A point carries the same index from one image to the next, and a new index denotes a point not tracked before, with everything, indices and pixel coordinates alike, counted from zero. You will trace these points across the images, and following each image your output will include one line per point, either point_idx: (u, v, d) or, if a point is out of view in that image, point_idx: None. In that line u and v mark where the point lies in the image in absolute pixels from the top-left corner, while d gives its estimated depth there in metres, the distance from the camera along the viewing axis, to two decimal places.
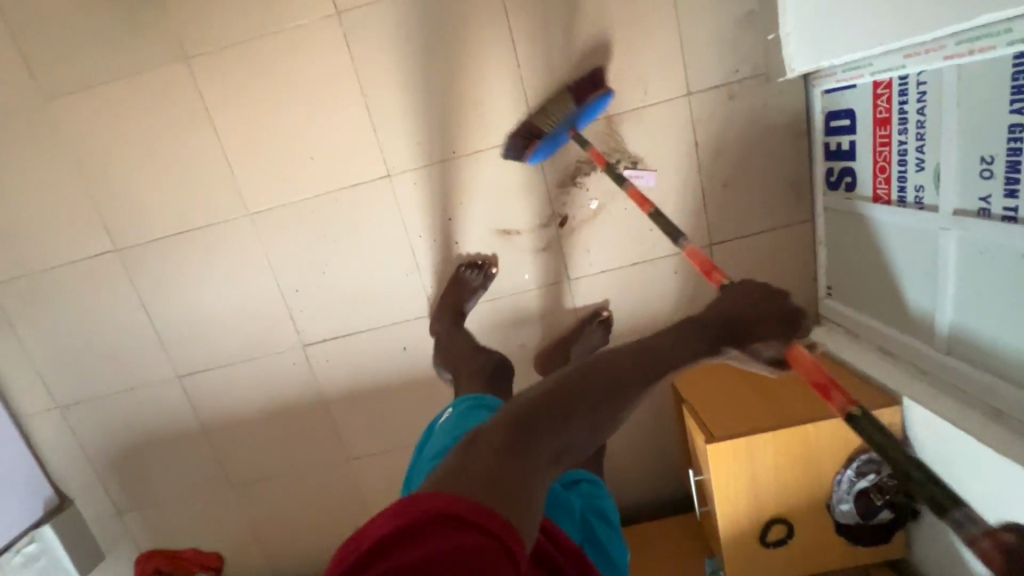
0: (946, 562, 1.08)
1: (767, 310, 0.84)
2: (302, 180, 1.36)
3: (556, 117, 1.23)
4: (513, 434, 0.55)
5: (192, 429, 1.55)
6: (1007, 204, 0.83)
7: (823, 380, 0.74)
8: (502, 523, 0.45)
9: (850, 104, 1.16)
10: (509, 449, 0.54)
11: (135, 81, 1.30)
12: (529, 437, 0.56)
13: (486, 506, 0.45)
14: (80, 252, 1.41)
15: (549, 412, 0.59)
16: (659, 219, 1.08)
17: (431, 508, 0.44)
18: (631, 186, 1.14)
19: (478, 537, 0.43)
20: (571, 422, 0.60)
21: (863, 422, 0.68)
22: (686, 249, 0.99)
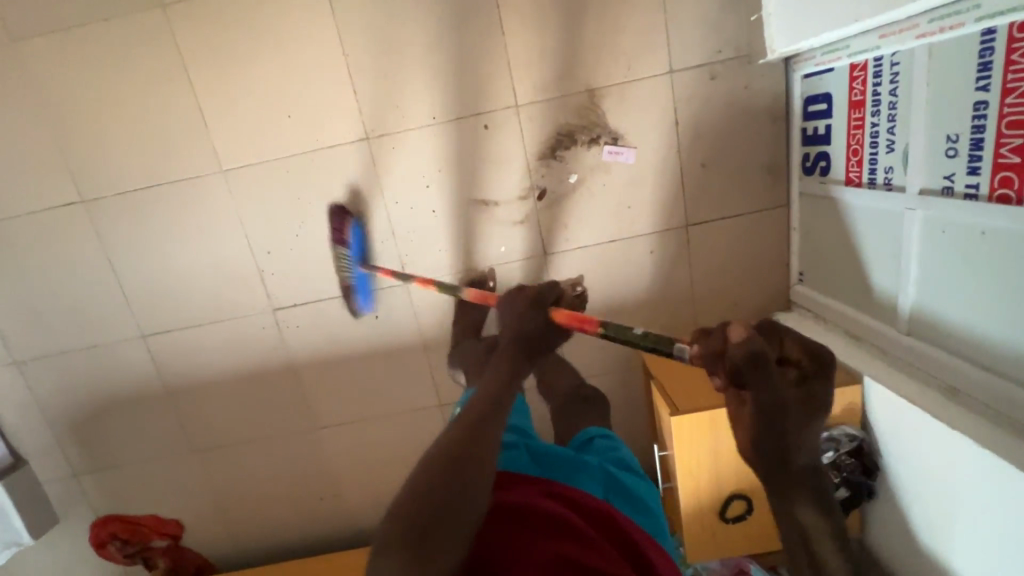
0: (899, 540, 1.10)
1: (536, 320, 0.83)
2: (278, 139, 1.33)
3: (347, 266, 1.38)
4: (412, 513, 0.51)
5: (155, 391, 1.51)
6: (970, 181, 0.85)
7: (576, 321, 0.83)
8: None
9: (828, 89, 1.18)
10: (415, 528, 0.50)
11: (108, 26, 1.26)
12: (431, 505, 0.52)
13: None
14: (46, 202, 1.37)
15: (442, 471, 0.55)
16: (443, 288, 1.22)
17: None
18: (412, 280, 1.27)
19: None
20: (464, 465, 0.56)
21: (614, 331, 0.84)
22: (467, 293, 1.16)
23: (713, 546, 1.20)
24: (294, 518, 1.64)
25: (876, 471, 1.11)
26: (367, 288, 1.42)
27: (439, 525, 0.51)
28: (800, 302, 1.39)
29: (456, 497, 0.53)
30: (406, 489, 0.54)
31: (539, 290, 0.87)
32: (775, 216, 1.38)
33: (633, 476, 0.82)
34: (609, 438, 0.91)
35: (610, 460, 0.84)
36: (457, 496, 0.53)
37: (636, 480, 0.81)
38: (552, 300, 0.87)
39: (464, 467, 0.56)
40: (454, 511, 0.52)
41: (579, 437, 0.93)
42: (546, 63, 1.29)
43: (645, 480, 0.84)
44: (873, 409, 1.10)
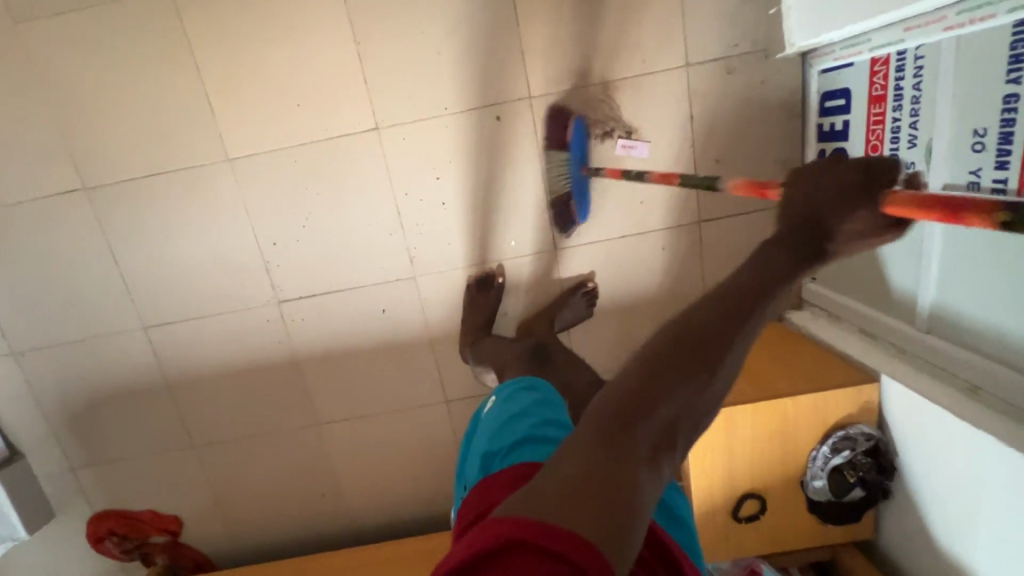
0: (915, 540, 1.09)
1: (850, 202, 0.56)
2: (286, 128, 1.31)
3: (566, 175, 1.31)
4: (614, 413, 0.47)
5: (156, 384, 1.49)
6: (997, 176, 0.84)
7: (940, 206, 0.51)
8: (565, 539, 0.39)
9: (847, 84, 1.16)
10: (616, 427, 0.47)
11: (115, 10, 1.23)
12: (636, 409, 0.47)
13: (541, 521, 0.41)
14: (46, 188, 1.34)
15: (655, 377, 0.49)
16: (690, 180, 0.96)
17: (493, 537, 0.42)
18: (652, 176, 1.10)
19: (546, 559, 0.39)
20: (682, 378, 0.49)
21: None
22: (734, 184, 0.83)
23: (726, 546, 1.19)
24: (295, 516, 1.62)
25: (893, 472, 1.10)
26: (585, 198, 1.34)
27: (640, 438, 0.46)
28: (811, 301, 1.38)
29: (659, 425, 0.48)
30: (611, 386, 0.50)
31: (877, 165, 0.56)
32: None
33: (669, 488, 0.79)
34: None
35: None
36: (662, 415, 0.48)
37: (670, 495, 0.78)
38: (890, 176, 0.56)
39: (684, 383, 0.49)
40: (654, 435, 0.47)
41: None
42: (561, 54, 1.27)
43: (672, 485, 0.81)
44: (889, 408, 1.09)
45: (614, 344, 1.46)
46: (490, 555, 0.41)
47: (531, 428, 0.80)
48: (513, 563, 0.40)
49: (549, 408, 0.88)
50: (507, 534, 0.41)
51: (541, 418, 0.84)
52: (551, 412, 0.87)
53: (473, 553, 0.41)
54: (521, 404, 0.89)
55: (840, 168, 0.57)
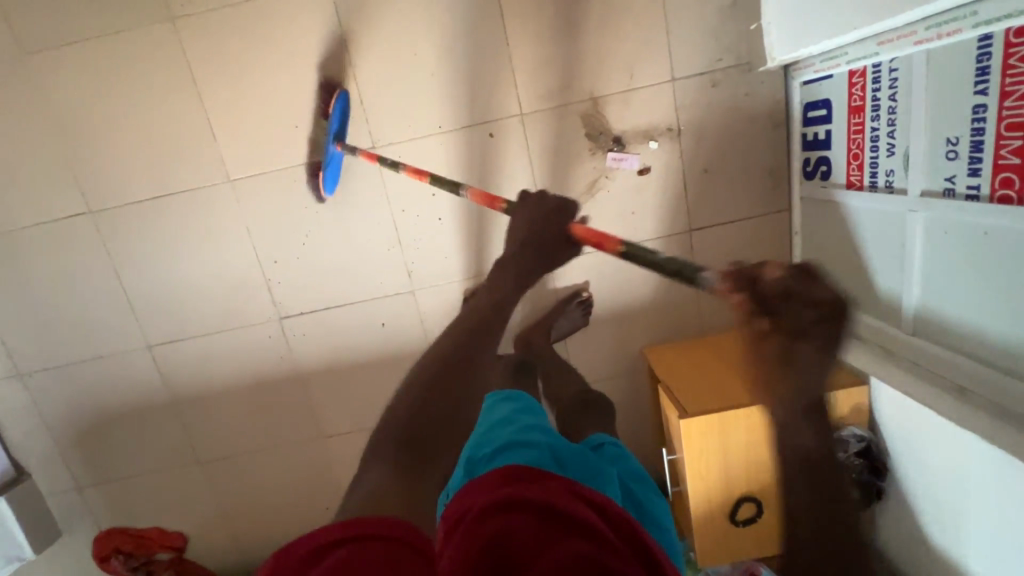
0: (909, 540, 1.11)
1: (556, 224, 0.86)
2: (285, 148, 1.35)
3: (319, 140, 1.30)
4: (391, 447, 0.62)
5: (160, 401, 1.51)
6: (971, 182, 0.87)
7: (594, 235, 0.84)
8: (405, 529, 0.49)
9: (827, 95, 1.20)
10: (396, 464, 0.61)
11: (118, 39, 1.28)
12: (408, 438, 0.63)
13: (381, 519, 0.49)
14: (53, 212, 1.37)
15: (420, 409, 0.65)
16: (441, 182, 1.13)
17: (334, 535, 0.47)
18: (404, 167, 1.19)
19: (387, 542, 0.47)
20: (439, 398, 0.67)
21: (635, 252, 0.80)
22: (470, 192, 1.03)
23: (724, 550, 1.20)
24: (298, 530, 1.63)
25: (886, 472, 1.12)
26: (338, 167, 1.34)
27: (414, 455, 0.62)
28: None
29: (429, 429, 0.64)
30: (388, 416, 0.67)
31: (560, 201, 0.88)
32: (777, 220, 1.41)
33: (647, 491, 0.82)
34: (619, 447, 0.87)
35: (623, 470, 0.83)
36: (428, 430, 0.64)
37: (648, 498, 0.81)
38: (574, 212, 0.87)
39: (442, 394, 0.67)
40: (426, 450, 0.62)
41: (590, 438, 0.88)
42: (550, 71, 1.31)
43: (658, 495, 0.83)
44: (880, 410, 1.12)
45: (611, 352, 1.48)
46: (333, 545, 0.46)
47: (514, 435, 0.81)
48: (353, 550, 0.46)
49: (531, 413, 0.89)
50: (348, 530, 0.48)
51: (523, 424, 0.84)
52: (533, 417, 0.88)
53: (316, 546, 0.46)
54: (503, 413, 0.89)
55: (541, 199, 0.88)
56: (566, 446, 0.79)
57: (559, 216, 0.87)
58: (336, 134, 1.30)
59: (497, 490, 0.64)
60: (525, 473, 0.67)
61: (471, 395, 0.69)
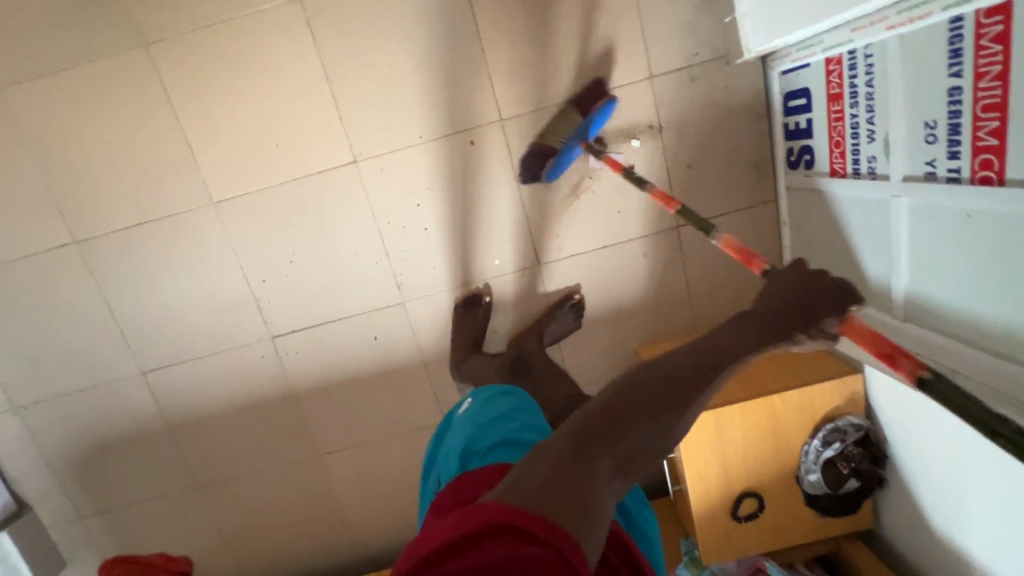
0: (911, 527, 1.10)
1: (807, 279, 0.78)
2: (268, 168, 1.34)
3: (566, 133, 1.26)
4: (574, 434, 0.51)
5: (157, 427, 1.51)
6: (951, 165, 0.86)
7: (886, 348, 0.70)
8: (563, 537, 0.41)
9: (806, 83, 1.19)
10: (574, 453, 0.49)
11: (93, 68, 1.27)
12: (596, 435, 0.51)
13: (533, 513, 0.42)
14: (37, 245, 1.37)
15: (618, 409, 0.55)
16: (688, 214, 1.05)
17: (479, 520, 0.41)
18: (653, 187, 1.13)
19: (539, 548, 0.39)
20: (648, 415, 0.55)
21: (937, 384, 0.65)
22: (722, 240, 0.96)
23: (728, 546, 1.19)
24: (302, 548, 1.62)
25: (884, 460, 1.11)
26: (568, 161, 1.31)
27: (594, 464, 0.49)
28: None
29: (627, 447, 0.53)
30: (574, 419, 0.54)
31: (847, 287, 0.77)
32: (763, 212, 1.41)
33: (638, 505, 0.79)
34: None
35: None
36: (621, 443, 0.53)
37: (637, 509, 0.78)
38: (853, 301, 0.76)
39: (648, 415, 0.56)
40: (610, 459, 0.51)
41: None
42: (528, 76, 1.31)
43: (644, 504, 0.81)
44: (875, 397, 1.10)
45: (605, 353, 1.48)
46: (470, 536, 0.40)
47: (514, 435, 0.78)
48: (496, 544, 0.39)
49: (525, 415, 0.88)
50: (496, 520, 0.41)
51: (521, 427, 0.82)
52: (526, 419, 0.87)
53: (458, 533, 0.40)
54: (501, 412, 0.88)
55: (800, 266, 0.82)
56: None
57: (840, 296, 0.76)
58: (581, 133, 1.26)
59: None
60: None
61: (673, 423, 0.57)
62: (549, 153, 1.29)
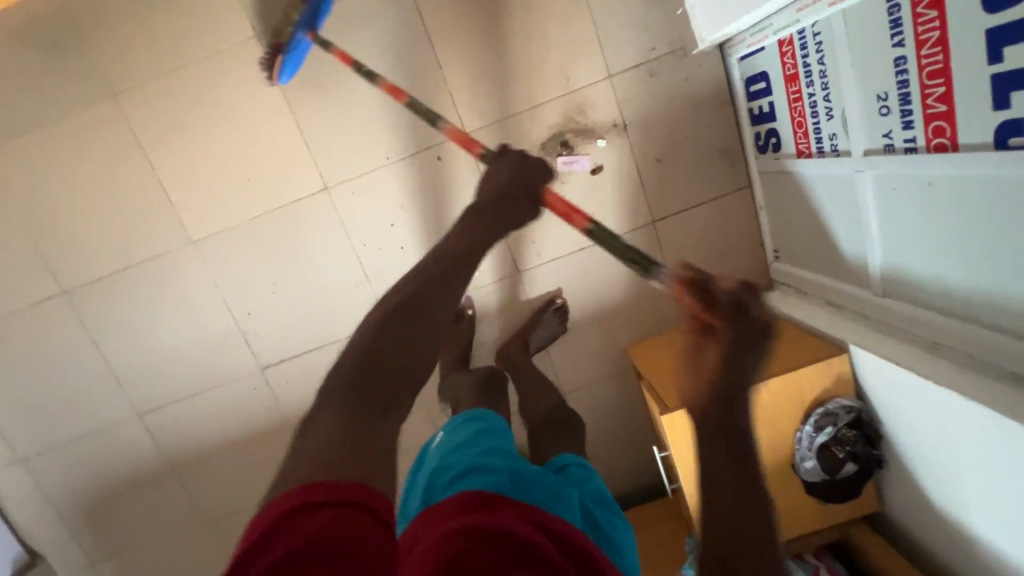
0: (917, 509, 1.06)
1: (529, 182, 0.79)
2: (241, 202, 1.36)
3: (290, 22, 1.14)
4: (345, 385, 0.51)
5: (157, 466, 1.52)
6: (907, 136, 0.85)
7: (565, 209, 0.83)
8: (359, 489, 0.45)
9: (763, 67, 1.19)
10: (351, 395, 0.51)
11: (65, 122, 1.31)
12: (369, 367, 0.52)
13: (322, 482, 0.45)
14: (28, 298, 1.40)
15: (377, 337, 0.54)
16: (416, 108, 1.08)
17: (274, 514, 0.44)
18: (449, 129, 0.99)
19: (334, 511, 0.43)
20: (402, 325, 0.55)
21: (598, 234, 0.83)
22: (448, 130, 1.01)
23: None
24: None
25: (879, 440, 1.08)
26: (298, 56, 1.22)
27: (371, 399, 0.51)
28: (780, 279, 1.39)
29: (394, 369, 0.53)
30: (340, 364, 0.54)
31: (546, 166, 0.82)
32: (739, 199, 1.39)
33: (612, 516, 0.74)
34: (585, 467, 0.82)
35: (584, 490, 0.76)
36: (382, 367, 0.53)
37: (609, 521, 0.72)
38: (546, 180, 0.81)
39: (403, 325, 0.55)
40: (388, 389, 0.52)
41: (556, 461, 0.85)
42: (487, 87, 1.32)
43: (623, 518, 0.76)
44: (864, 376, 1.08)
45: (595, 355, 1.47)
46: (283, 520, 0.43)
47: (477, 456, 0.72)
48: (298, 527, 0.43)
49: (494, 437, 0.80)
50: (306, 499, 0.44)
51: (487, 445, 0.76)
52: (494, 440, 0.79)
53: (272, 519, 0.43)
54: (466, 435, 0.81)
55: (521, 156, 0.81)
56: (528, 466, 0.71)
57: (536, 179, 0.80)
58: (306, 23, 1.16)
59: (445, 523, 0.56)
60: (480, 500, 0.59)
61: (430, 326, 0.56)
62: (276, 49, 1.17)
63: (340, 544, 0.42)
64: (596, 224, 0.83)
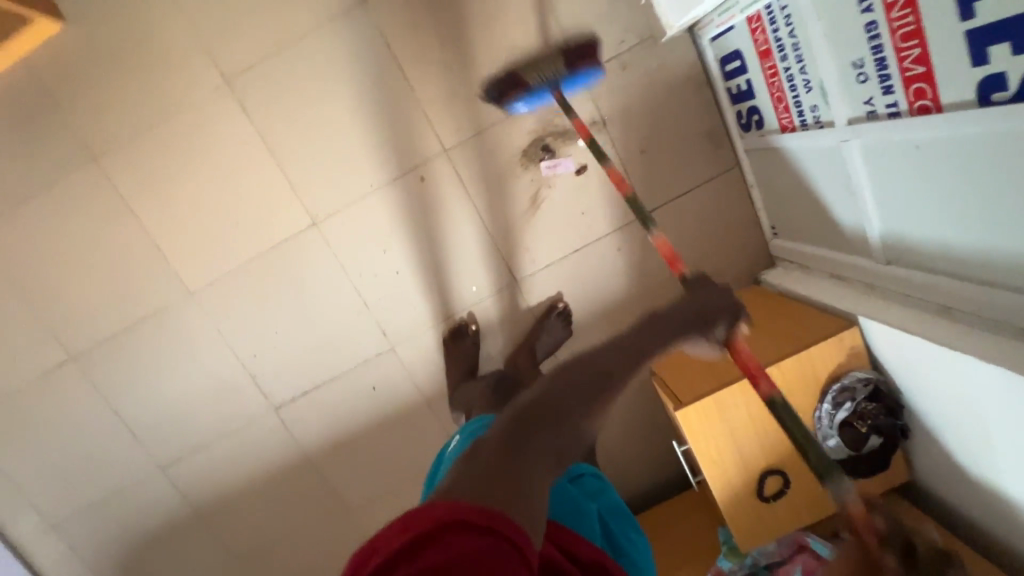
0: (948, 476, 1.04)
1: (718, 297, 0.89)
2: (233, 248, 1.37)
3: (544, 74, 1.22)
4: (516, 421, 0.55)
5: (185, 517, 1.53)
6: (888, 101, 0.83)
7: (754, 367, 0.85)
8: (512, 524, 0.43)
9: (735, 46, 1.17)
10: (519, 435, 0.53)
11: (51, 192, 1.32)
12: (530, 424, 0.54)
13: (488, 507, 0.43)
14: (39, 368, 1.42)
15: (557, 395, 0.59)
16: (633, 202, 1.10)
17: (443, 515, 0.42)
18: (660, 236, 1.03)
19: (496, 541, 0.41)
20: (582, 395, 0.60)
21: (784, 408, 0.80)
22: (657, 239, 1.04)
23: (763, 529, 1.14)
24: None
25: (901, 410, 1.05)
26: (535, 103, 1.29)
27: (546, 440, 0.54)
28: (782, 256, 1.37)
29: (567, 435, 0.56)
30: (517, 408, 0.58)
31: (733, 305, 0.89)
32: (728, 181, 1.37)
33: (627, 529, 0.75)
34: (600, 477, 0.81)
35: (601, 505, 0.74)
36: (562, 428, 0.56)
37: (626, 535, 0.74)
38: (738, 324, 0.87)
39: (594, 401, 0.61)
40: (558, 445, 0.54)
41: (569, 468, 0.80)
42: (461, 101, 1.31)
43: (636, 528, 0.77)
44: (876, 347, 1.06)
45: None
46: (431, 534, 0.41)
47: None
48: (460, 541, 0.40)
49: None
50: (454, 516, 0.42)
51: None
52: None
53: (413, 532, 0.41)
54: None
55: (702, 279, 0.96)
56: None
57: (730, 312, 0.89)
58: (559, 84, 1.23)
59: None
60: None
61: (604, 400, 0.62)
62: (519, 87, 1.24)
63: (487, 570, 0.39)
64: (780, 397, 0.81)
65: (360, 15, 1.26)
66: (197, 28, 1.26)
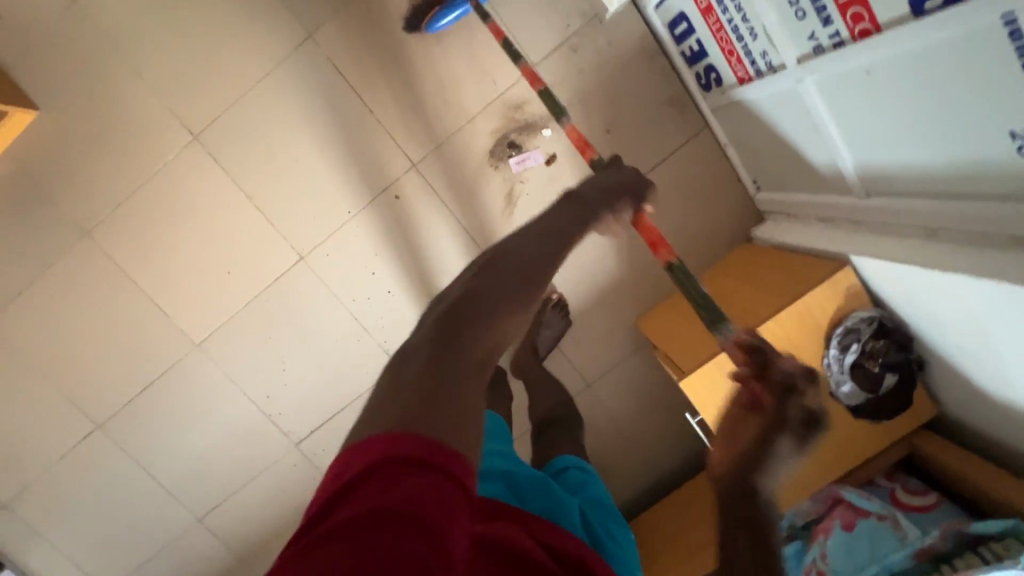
0: (974, 404, 1.00)
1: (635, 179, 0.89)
2: (229, 295, 1.41)
3: None
4: (434, 330, 0.52)
5: (230, 563, 1.57)
6: (830, 32, 0.81)
7: (655, 238, 0.90)
8: (453, 458, 0.41)
9: (679, 8, 1.17)
10: (441, 343, 0.50)
11: (52, 272, 1.38)
12: (456, 315, 0.53)
13: (425, 436, 0.41)
14: (69, 441, 1.47)
15: (476, 292, 0.56)
16: (548, 95, 1.12)
17: (374, 455, 0.41)
18: (569, 125, 1.07)
19: (435, 475, 0.40)
20: (500, 285, 0.57)
21: (680, 270, 0.88)
22: (567, 128, 1.08)
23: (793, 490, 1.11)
24: None
25: (911, 343, 1.03)
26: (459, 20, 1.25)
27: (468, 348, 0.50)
28: (769, 210, 1.33)
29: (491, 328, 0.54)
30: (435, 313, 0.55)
31: (641, 185, 0.87)
32: (700, 144, 1.35)
33: (611, 521, 0.74)
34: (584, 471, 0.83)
35: (583, 498, 0.76)
36: (485, 322, 0.53)
37: (611, 528, 0.73)
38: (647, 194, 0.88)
39: (515, 286, 0.58)
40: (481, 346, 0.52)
41: (556, 465, 0.85)
42: (421, 114, 1.32)
43: (620, 519, 0.76)
44: (874, 283, 1.03)
45: (607, 340, 1.43)
46: (367, 471, 0.40)
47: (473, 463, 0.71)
48: (397, 475, 0.39)
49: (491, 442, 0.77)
50: (391, 453, 0.41)
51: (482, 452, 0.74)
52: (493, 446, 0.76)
53: (351, 472, 0.40)
54: None
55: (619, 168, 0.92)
56: (525, 473, 0.70)
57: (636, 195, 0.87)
58: None
59: None
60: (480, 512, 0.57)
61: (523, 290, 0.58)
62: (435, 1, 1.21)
63: (422, 503, 0.37)
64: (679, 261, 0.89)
65: (309, 50, 1.29)
66: (160, 91, 1.31)
